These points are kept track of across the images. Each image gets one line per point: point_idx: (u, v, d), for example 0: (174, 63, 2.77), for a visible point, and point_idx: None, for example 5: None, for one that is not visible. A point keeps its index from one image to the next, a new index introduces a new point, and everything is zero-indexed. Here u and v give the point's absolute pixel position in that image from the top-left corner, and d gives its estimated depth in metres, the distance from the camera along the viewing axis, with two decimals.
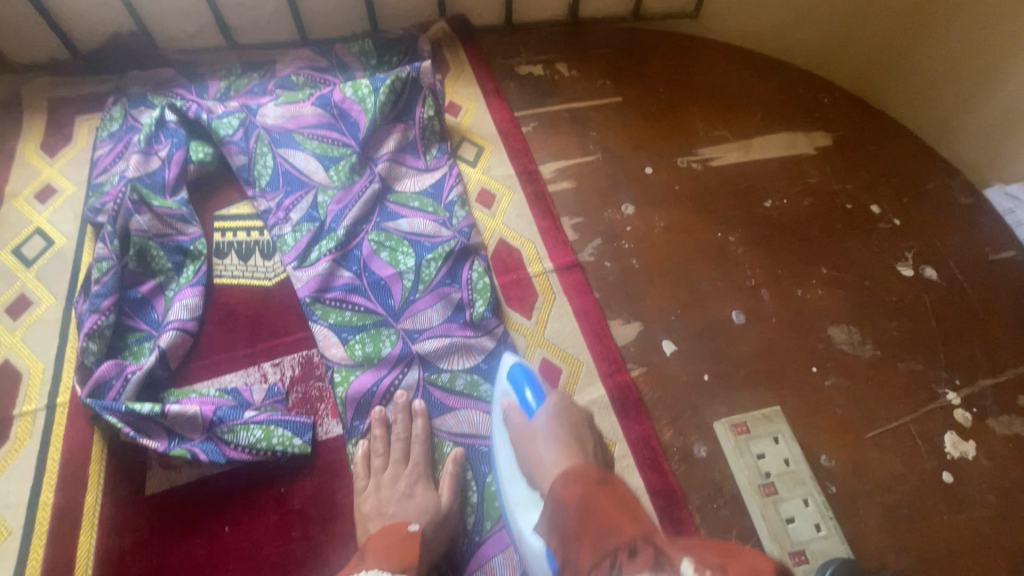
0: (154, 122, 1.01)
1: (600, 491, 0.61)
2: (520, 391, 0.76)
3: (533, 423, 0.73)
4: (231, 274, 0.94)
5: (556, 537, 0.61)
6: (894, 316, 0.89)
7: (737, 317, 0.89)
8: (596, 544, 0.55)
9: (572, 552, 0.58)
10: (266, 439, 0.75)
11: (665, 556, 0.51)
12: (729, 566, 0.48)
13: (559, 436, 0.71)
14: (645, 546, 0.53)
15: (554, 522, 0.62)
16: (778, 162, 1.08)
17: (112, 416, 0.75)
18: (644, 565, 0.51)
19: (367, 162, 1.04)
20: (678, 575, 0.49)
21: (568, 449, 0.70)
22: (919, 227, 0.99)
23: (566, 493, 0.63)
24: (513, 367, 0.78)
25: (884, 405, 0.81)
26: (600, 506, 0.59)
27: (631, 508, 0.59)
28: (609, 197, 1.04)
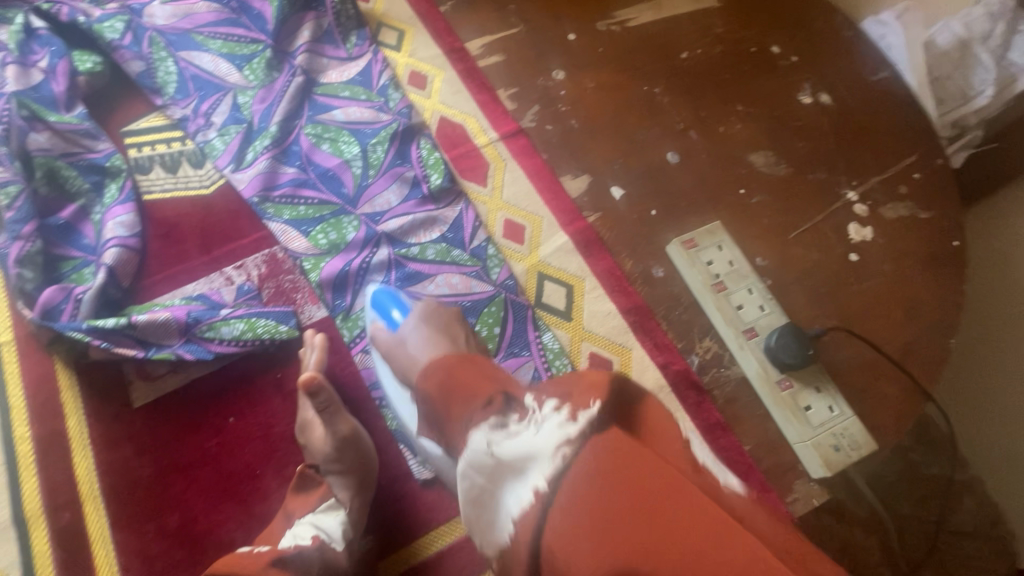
0: (21, 30, 0.88)
1: (459, 366, 0.55)
2: (387, 313, 0.73)
3: (399, 335, 0.68)
4: (162, 188, 0.88)
5: (435, 427, 0.56)
6: (801, 138, 1.01)
7: (672, 157, 0.97)
8: (465, 414, 0.51)
9: (445, 427, 0.54)
10: (250, 330, 0.75)
11: (516, 399, 0.50)
12: (572, 386, 0.48)
13: (428, 331, 0.66)
14: (501, 397, 0.50)
15: (428, 412, 0.57)
16: (687, 17, 1.14)
17: (75, 333, 0.71)
18: (495, 411, 0.49)
19: (284, 57, 0.98)
20: (526, 410, 0.48)
21: (432, 339, 0.64)
22: (812, 59, 1.09)
23: (426, 384, 0.57)
24: (375, 293, 0.76)
25: (799, 210, 0.94)
26: (457, 377, 0.54)
27: (493, 373, 0.54)
28: (540, 66, 1.05)
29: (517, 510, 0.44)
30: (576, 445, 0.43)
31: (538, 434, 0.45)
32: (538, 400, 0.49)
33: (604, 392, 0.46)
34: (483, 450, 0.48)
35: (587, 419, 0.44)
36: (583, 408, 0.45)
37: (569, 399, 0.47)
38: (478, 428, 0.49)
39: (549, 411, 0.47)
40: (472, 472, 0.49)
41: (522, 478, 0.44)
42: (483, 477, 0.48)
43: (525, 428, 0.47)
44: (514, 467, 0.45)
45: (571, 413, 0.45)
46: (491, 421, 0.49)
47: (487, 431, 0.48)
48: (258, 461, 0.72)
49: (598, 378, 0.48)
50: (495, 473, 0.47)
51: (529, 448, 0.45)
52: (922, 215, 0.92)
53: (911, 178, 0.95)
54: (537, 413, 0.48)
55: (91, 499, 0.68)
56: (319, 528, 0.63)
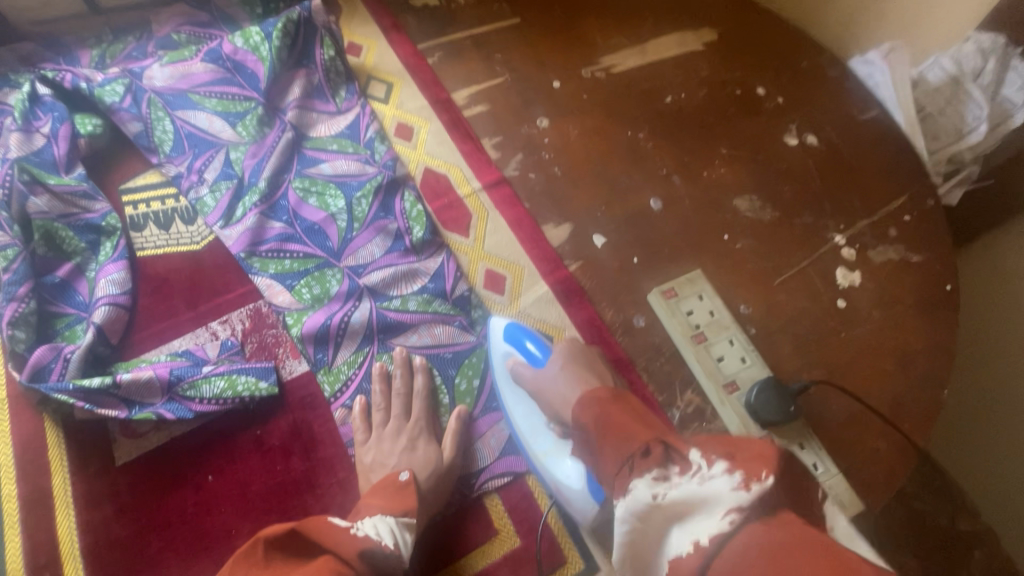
0: (26, 97, 0.92)
1: (614, 407, 0.61)
2: (522, 345, 0.79)
3: (546, 372, 0.74)
4: (155, 244, 0.91)
5: (589, 458, 0.64)
6: (786, 180, 1.01)
7: (654, 204, 0.97)
8: (619, 454, 0.57)
9: (601, 469, 0.59)
10: (231, 388, 0.77)
11: (675, 451, 0.54)
12: (738, 451, 0.51)
13: (574, 373, 0.71)
14: (660, 447, 0.54)
15: (587, 446, 0.64)
16: (671, 61, 1.16)
17: (62, 395, 0.73)
18: (655, 462, 0.53)
19: (274, 113, 1.01)
20: (688, 465, 0.52)
21: (580, 380, 0.70)
22: (800, 100, 1.09)
23: (584, 417, 0.64)
24: (509, 326, 0.81)
25: (784, 256, 0.93)
26: (612, 418, 0.60)
27: (647, 418, 0.60)
28: (524, 114, 1.07)
29: (673, 555, 0.48)
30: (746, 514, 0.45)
31: (705, 487, 0.49)
32: (707, 458, 0.51)
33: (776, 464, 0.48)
34: (645, 501, 0.51)
35: (760, 491, 0.46)
36: (756, 480, 0.47)
37: (742, 466, 0.48)
38: (640, 478, 0.52)
39: (718, 471, 0.49)
40: (631, 517, 0.52)
41: (683, 526, 0.48)
42: (638, 519, 0.51)
43: (687, 480, 0.50)
44: (679, 513, 0.49)
45: (745, 482, 0.47)
46: (653, 473, 0.52)
47: (648, 483, 0.51)
48: (234, 520, 0.74)
49: (764, 448, 0.51)
50: (653, 515, 0.51)
51: (695, 499, 0.48)
52: (914, 258, 0.91)
53: (901, 221, 0.94)
54: (704, 469, 0.50)
55: (70, 559, 0.70)
56: (397, 537, 0.63)
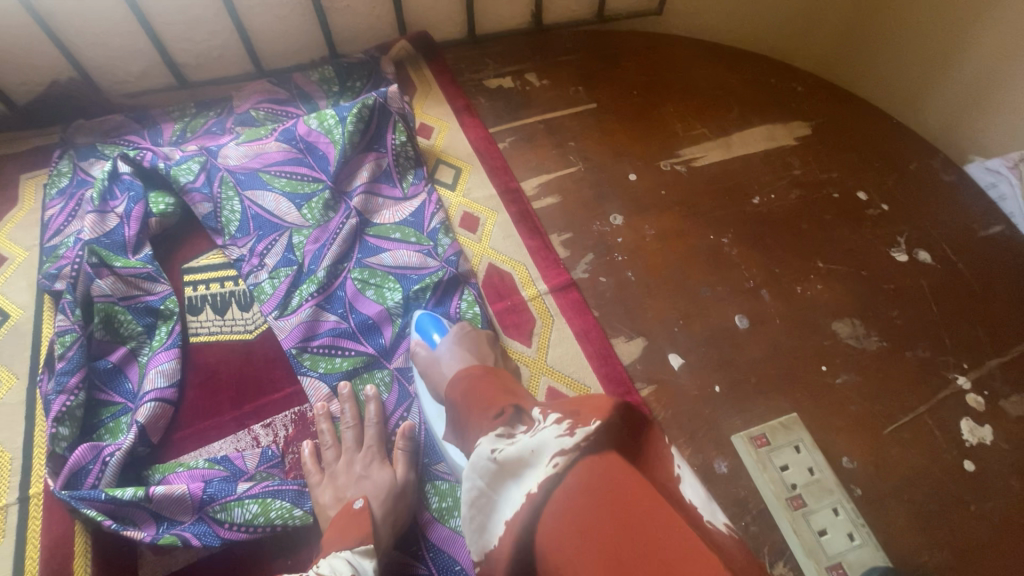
0: (107, 175, 0.93)
1: (484, 377, 0.64)
2: (427, 335, 0.82)
3: (437, 351, 0.78)
4: (209, 330, 0.89)
5: (458, 431, 0.64)
6: (896, 304, 0.89)
7: (740, 321, 0.87)
8: (480, 424, 0.58)
9: (466, 434, 0.60)
10: (262, 513, 0.72)
11: (525, 412, 0.56)
12: (582, 404, 0.49)
13: (462, 350, 0.76)
14: (511, 409, 0.56)
15: (455, 420, 0.65)
16: (761, 156, 1.07)
17: (90, 509, 0.70)
18: (503, 423, 0.55)
19: (341, 197, 0.99)
20: (532, 421, 0.52)
21: (466, 357, 0.74)
22: (905, 210, 0.99)
23: (455, 391, 0.66)
24: (418, 317, 0.85)
25: (895, 396, 0.80)
26: (477, 390, 0.62)
27: (512, 391, 0.61)
28: (597, 209, 1.01)
29: (509, 515, 0.46)
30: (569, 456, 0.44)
31: (537, 438, 0.48)
32: (543, 412, 0.52)
33: (609, 413, 0.47)
34: (487, 457, 0.51)
35: (585, 434, 0.45)
36: (582, 424, 0.46)
37: (574, 413, 0.48)
38: (486, 437, 0.53)
39: (551, 422, 0.49)
40: (475, 476, 0.51)
41: (519, 480, 0.47)
42: (483, 481, 0.50)
43: (527, 436, 0.50)
44: (514, 468, 0.48)
45: (570, 427, 0.47)
46: (499, 432, 0.54)
47: (494, 440, 0.53)
48: None
49: (604, 400, 0.48)
50: (495, 477, 0.49)
51: (529, 452, 0.47)
52: None
53: None
54: (542, 422, 0.51)
55: None
56: (353, 566, 0.59)
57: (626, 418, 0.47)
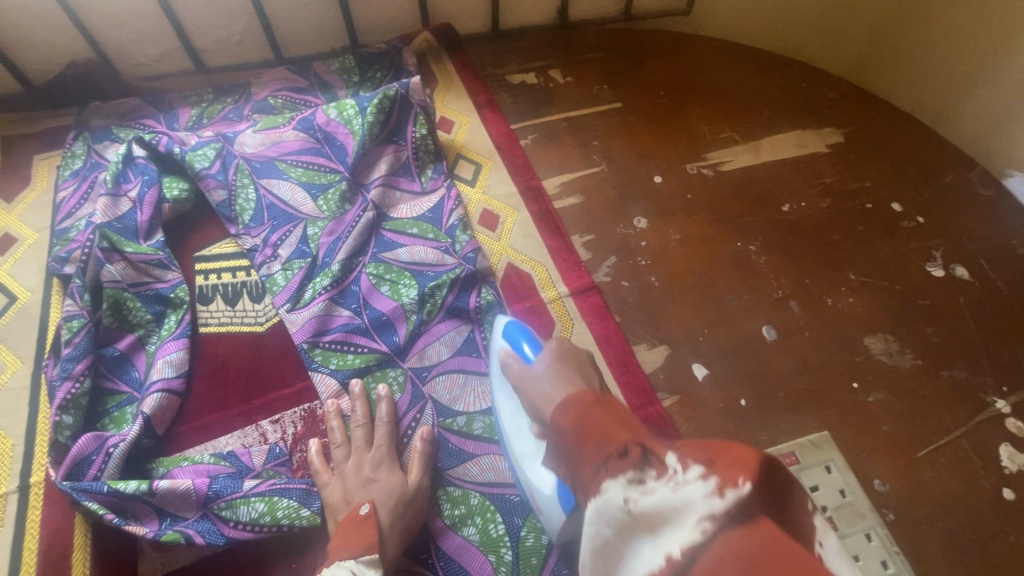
0: (121, 159, 0.91)
1: (598, 410, 0.52)
2: (518, 345, 0.73)
3: (531, 366, 0.68)
4: (219, 321, 0.87)
5: (564, 467, 0.53)
6: (932, 321, 0.85)
7: (768, 333, 0.84)
8: (596, 457, 0.48)
9: (577, 472, 0.50)
10: (269, 513, 0.70)
11: (654, 454, 0.46)
12: (721, 454, 0.42)
13: (561, 370, 0.64)
14: (638, 448, 0.46)
15: (559, 454, 0.54)
16: (792, 162, 1.04)
17: (91, 501, 0.68)
18: (631, 465, 0.45)
19: (358, 189, 0.96)
20: (666, 467, 0.44)
21: (570, 380, 0.61)
22: (941, 224, 0.95)
23: (565, 418, 0.54)
24: (508, 325, 0.77)
25: (931, 418, 0.77)
26: (592, 419, 0.51)
27: (630, 421, 0.51)
28: (621, 211, 0.98)
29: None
30: (719, 525, 0.38)
31: (677, 493, 0.41)
32: (682, 458, 0.44)
33: (757, 474, 0.40)
34: (618, 506, 0.44)
35: (738, 499, 0.39)
36: (732, 485, 0.40)
37: (715, 468, 0.41)
38: (612, 480, 0.45)
39: (693, 475, 0.42)
40: (600, 521, 0.45)
41: (655, 538, 0.41)
42: (610, 529, 0.45)
43: (662, 485, 0.43)
44: (651, 524, 0.42)
45: (719, 487, 0.40)
46: (627, 475, 0.45)
47: (621, 486, 0.44)
48: None
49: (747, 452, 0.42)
50: (628, 529, 0.43)
51: (670, 507, 0.41)
52: None
53: None
54: (680, 473, 0.43)
55: None
56: None
57: (774, 477, 0.40)
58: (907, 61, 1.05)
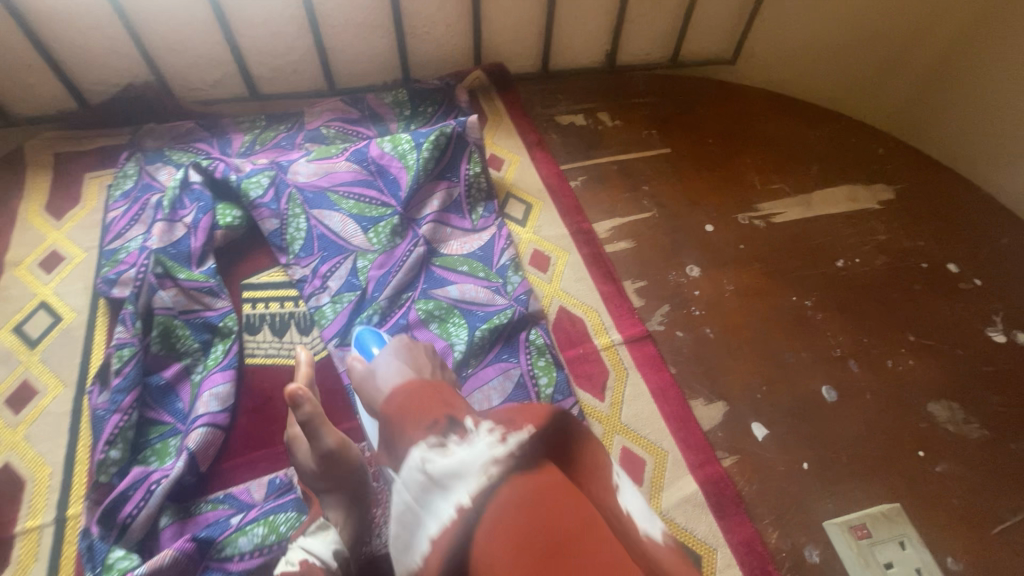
0: (178, 184, 0.91)
1: (424, 392, 0.53)
2: (367, 349, 0.71)
3: (370, 366, 0.59)
4: (265, 352, 0.85)
5: (388, 453, 0.52)
6: (996, 390, 0.84)
7: (828, 393, 0.83)
8: (411, 435, 0.49)
9: (393, 453, 0.51)
10: (272, 533, 0.68)
11: (460, 422, 0.50)
12: (516, 413, 0.49)
13: (398, 359, 0.58)
14: (446, 419, 0.50)
15: (388, 442, 0.52)
16: (843, 217, 1.03)
17: None
18: (437, 431, 0.49)
19: (409, 224, 0.95)
20: (468, 432, 0.48)
21: (405, 368, 0.57)
22: (1001, 287, 0.94)
23: (390, 411, 0.53)
24: (361, 332, 0.73)
25: (1000, 492, 0.76)
26: (411, 403, 0.52)
27: (453, 402, 0.52)
28: (673, 258, 0.97)
29: (435, 532, 0.43)
30: (502, 465, 0.44)
31: (468, 451, 0.46)
32: (478, 421, 0.49)
33: (542, 423, 0.47)
34: (417, 468, 0.47)
35: (517, 444, 0.46)
36: (515, 432, 0.47)
37: (506, 423, 0.48)
38: (418, 447, 0.48)
39: (484, 430, 0.48)
40: (405, 488, 0.47)
41: (446, 492, 0.44)
42: (411, 494, 0.46)
43: (461, 447, 0.47)
44: (444, 482, 0.45)
45: (503, 435, 0.47)
46: (432, 440, 0.48)
47: (424, 450, 0.47)
48: None
49: (543, 409, 0.49)
50: (425, 490, 0.46)
51: (461, 463, 0.45)
52: None
53: None
54: (475, 432, 0.48)
55: None
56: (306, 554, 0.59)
57: (562, 433, 0.47)
58: (940, 127, 1.12)
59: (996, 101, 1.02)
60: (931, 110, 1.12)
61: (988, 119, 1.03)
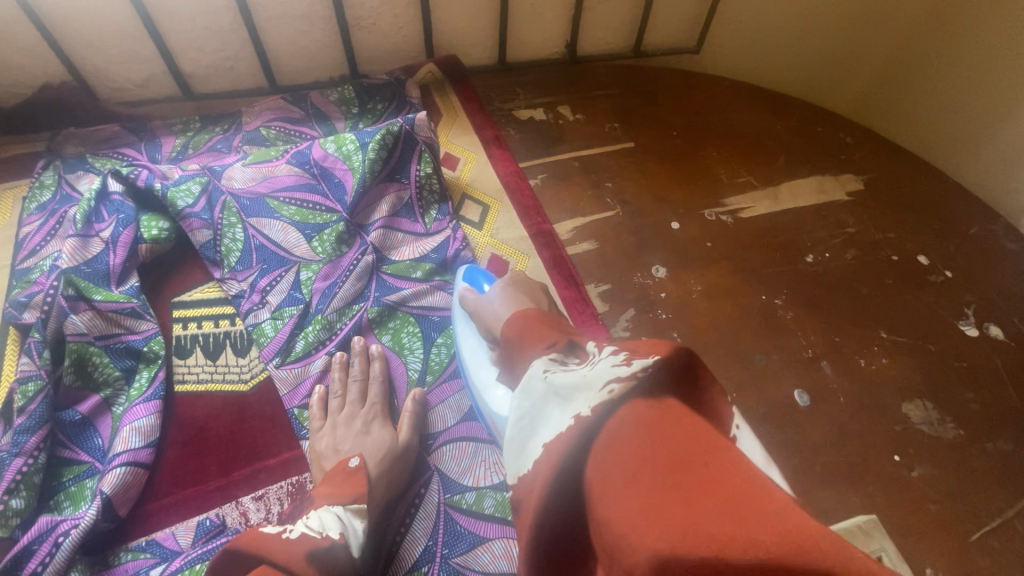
0: (94, 194, 0.82)
1: (537, 317, 0.54)
2: (476, 283, 0.78)
3: (485, 296, 0.72)
4: (198, 378, 0.78)
5: (506, 370, 0.56)
6: (971, 386, 0.81)
7: (801, 398, 0.79)
8: (527, 350, 0.51)
9: (513, 370, 0.53)
10: None
11: (581, 347, 0.49)
12: (641, 342, 0.42)
13: (513, 297, 0.68)
14: (567, 342, 0.49)
15: (507, 362, 0.56)
16: (812, 210, 1.00)
17: None
18: (557, 351, 0.48)
19: (357, 231, 0.88)
20: (588, 356, 0.46)
21: (520, 300, 0.67)
22: (973, 279, 0.92)
23: (507, 330, 0.56)
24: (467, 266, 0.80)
25: (978, 494, 0.73)
26: (530, 324, 0.54)
27: (569, 329, 0.53)
28: (639, 259, 0.92)
29: (548, 439, 0.39)
30: (627, 385, 0.37)
31: (590, 369, 0.41)
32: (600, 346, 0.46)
33: (670, 354, 0.39)
34: (536, 379, 0.45)
35: (643, 368, 0.38)
36: (639, 358, 0.39)
37: (631, 347, 0.41)
38: (538, 359, 0.47)
39: (608, 354, 0.43)
40: (519, 396, 0.45)
41: (564, 404, 0.40)
42: (524, 404, 0.44)
43: (582, 367, 0.43)
44: (561, 395, 0.41)
45: (628, 357, 0.40)
46: (552, 357, 0.47)
47: (545, 363, 0.46)
48: None
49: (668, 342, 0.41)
50: (539, 398, 0.43)
51: (582, 380, 0.41)
52: None
53: None
54: (598, 355, 0.44)
55: None
56: (343, 525, 0.56)
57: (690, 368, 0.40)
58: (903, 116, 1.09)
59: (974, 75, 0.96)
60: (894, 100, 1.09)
61: (954, 109, 1.00)
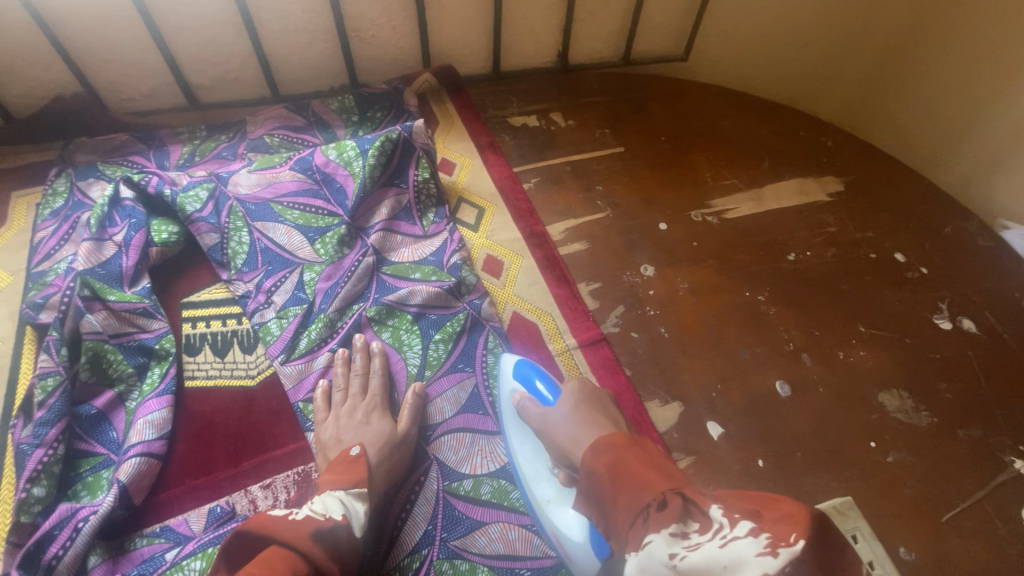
0: (107, 200, 0.86)
1: (632, 456, 0.53)
2: (532, 385, 0.75)
3: (552, 412, 0.68)
4: (207, 374, 0.81)
5: (600, 511, 0.55)
6: (945, 377, 0.85)
7: (782, 389, 0.83)
8: (631, 504, 0.49)
9: (614, 520, 0.51)
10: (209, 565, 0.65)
11: (696, 506, 0.46)
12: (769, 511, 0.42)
13: (580, 416, 0.64)
14: (676, 496, 0.47)
15: (603, 508, 0.53)
16: (794, 211, 1.04)
17: None
18: (672, 517, 0.45)
19: (358, 233, 0.92)
20: (709, 521, 0.44)
21: (594, 421, 0.63)
22: (947, 275, 0.96)
23: (597, 463, 0.55)
24: (520, 364, 0.77)
25: (950, 478, 0.77)
26: (625, 466, 0.52)
27: (665, 466, 0.52)
28: (628, 259, 0.96)
29: None
30: None
31: (726, 551, 0.41)
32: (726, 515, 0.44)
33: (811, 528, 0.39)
34: (662, 563, 0.43)
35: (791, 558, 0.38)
36: (784, 542, 0.39)
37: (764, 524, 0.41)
38: (656, 533, 0.45)
39: (741, 532, 0.41)
40: None
41: None
42: None
43: (709, 540, 0.42)
44: None
45: (772, 544, 0.39)
46: (670, 528, 0.45)
47: (666, 540, 0.44)
48: None
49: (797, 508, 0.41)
50: None
51: (719, 568, 0.40)
52: None
53: None
54: (726, 528, 0.43)
55: None
56: (346, 508, 0.60)
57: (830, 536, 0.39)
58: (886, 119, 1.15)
59: (956, 75, 1.00)
60: (878, 104, 1.15)
61: (929, 114, 1.06)
